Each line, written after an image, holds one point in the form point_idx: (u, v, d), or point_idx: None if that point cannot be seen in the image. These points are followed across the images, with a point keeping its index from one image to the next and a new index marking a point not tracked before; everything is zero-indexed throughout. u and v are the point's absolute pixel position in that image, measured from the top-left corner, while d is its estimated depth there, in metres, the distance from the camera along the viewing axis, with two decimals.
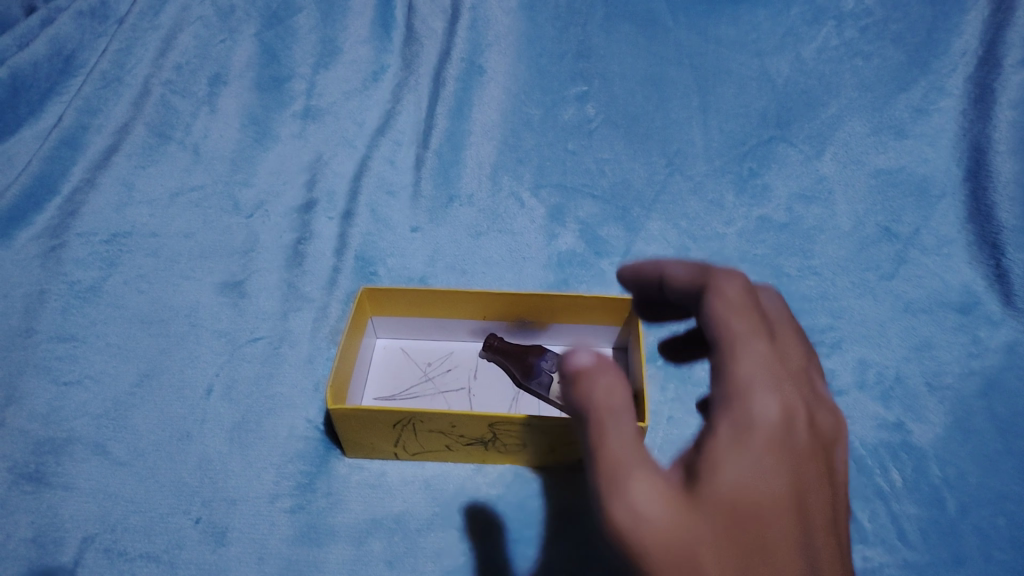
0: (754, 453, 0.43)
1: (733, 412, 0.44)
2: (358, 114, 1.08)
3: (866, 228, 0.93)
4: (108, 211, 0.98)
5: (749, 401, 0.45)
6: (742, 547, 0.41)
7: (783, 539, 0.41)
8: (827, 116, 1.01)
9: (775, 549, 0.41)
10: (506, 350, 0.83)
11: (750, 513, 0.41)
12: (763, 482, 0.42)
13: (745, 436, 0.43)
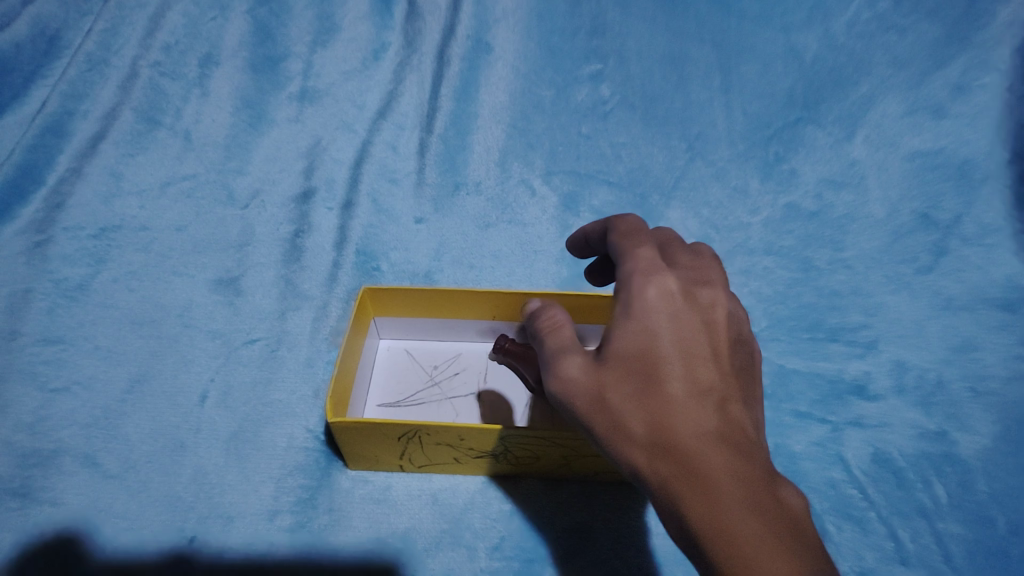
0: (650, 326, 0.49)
1: (626, 296, 0.51)
2: (358, 95, 1.02)
3: (902, 215, 0.86)
4: (96, 203, 0.93)
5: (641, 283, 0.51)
6: (652, 408, 0.47)
7: (687, 394, 0.48)
8: (859, 96, 0.93)
9: (679, 402, 0.47)
10: (517, 352, 0.74)
11: (652, 375, 0.48)
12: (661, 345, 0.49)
13: (640, 313, 0.50)
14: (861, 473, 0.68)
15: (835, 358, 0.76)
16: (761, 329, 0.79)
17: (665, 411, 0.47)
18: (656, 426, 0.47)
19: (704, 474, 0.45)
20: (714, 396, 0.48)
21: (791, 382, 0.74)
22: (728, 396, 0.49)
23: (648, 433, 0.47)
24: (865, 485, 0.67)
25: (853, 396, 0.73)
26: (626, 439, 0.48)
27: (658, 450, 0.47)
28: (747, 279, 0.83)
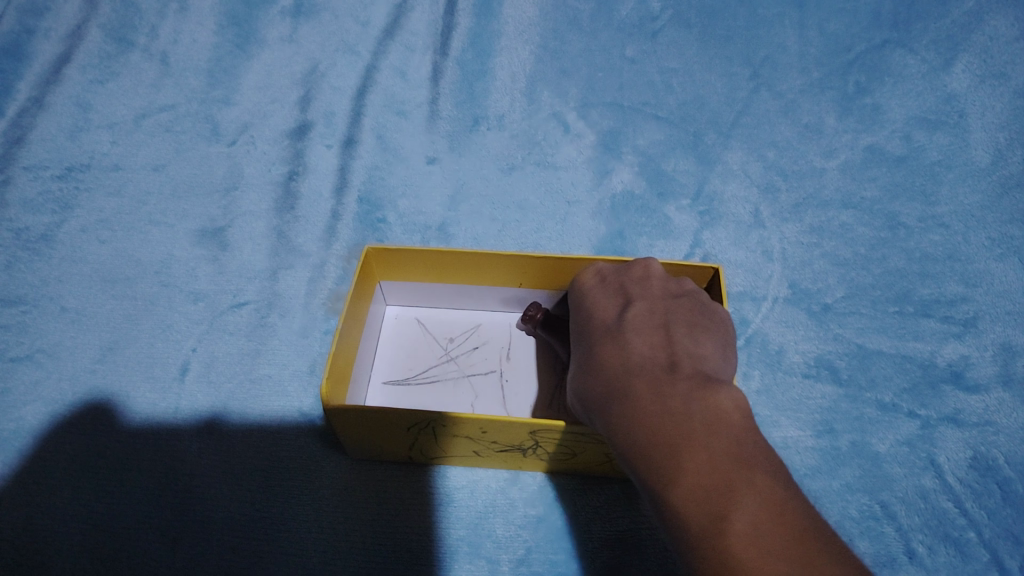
0: (588, 307, 0.53)
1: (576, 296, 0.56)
2: (361, 11, 0.87)
3: (1008, 164, 0.73)
4: (61, 138, 0.81)
5: (586, 282, 0.56)
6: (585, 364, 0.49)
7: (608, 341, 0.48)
8: (963, 14, 0.80)
9: (602, 350, 0.48)
10: (551, 324, 0.64)
11: (587, 339, 0.50)
12: (596, 317, 0.52)
13: (583, 302, 0.54)
14: (960, 483, 0.56)
15: (927, 339, 0.64)
16: (837, 300, 0.67)
17: (589, 363, 0.48)
18: (585, 370, 0.48)
19: (623, 401, 0.43)
20: (639, 332, 0.48)
21: (873, 365, 0.62)
22: (655, 330, 0.48)
23: (582, 379, 0.48)
24: (964, 499, 0.56)
25: (948, 386, 0.61)
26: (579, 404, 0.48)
27: (588, 391, 0.47)
28: (820, 239, 0.71)
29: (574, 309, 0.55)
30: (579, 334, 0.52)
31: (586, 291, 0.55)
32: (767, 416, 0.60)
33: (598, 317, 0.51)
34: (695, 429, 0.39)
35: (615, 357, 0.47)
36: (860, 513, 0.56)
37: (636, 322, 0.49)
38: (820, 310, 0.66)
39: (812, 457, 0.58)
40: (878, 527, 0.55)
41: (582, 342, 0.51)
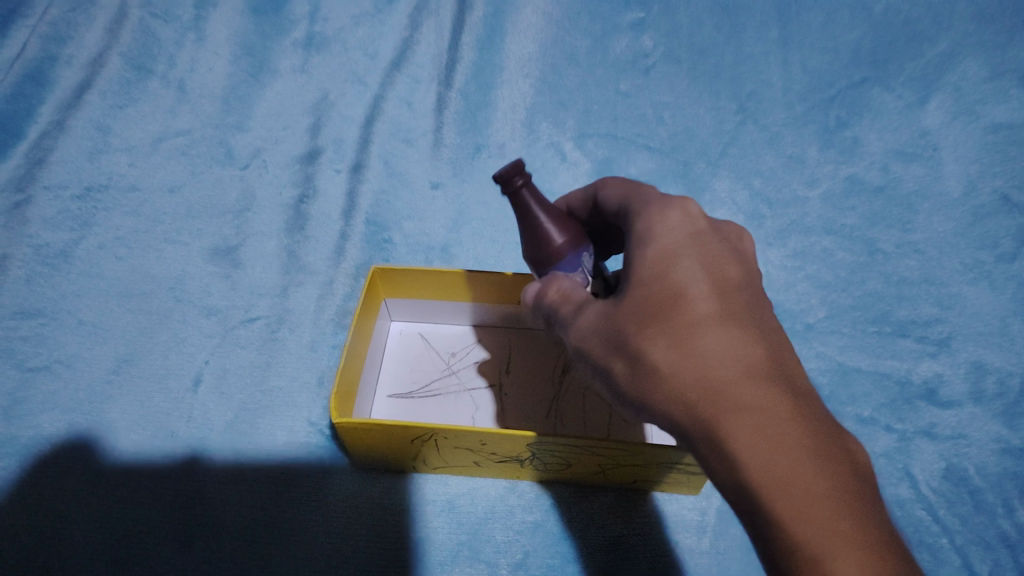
0: (676, 269, 0.43)
1: (652, 239, 0.45)
2: (370, 43, 0.92)
3: (981, 194, 0.77)
4: (80, 160, 0.84)
5: (663, 226, 0.45)
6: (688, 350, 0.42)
7: (727, 335, 0.42)
8: (937, 54, 0.85)
9: (719, 347, 0.42)
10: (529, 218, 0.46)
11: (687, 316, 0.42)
12: (692, 286, 0.43)
13: (667, 255, 0.44)
14: (934, 492, 0.60)
15: (904, 357, 0.67)
16: (819, 320, 0.70)
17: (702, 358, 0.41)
18: (686, 356, 0.41)
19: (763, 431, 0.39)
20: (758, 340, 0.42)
21: (853, 382, 0.66)
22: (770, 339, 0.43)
23: (678, 367, 0.41)
24: (937, 507, 0.59)
25: (923, 401, 0.64)
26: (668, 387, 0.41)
27: (691, 386, 0.41)
28: (803, 263, 0.75)
29: (647, 255, 0.44)
30: (665, 300, 0.43)
31: (667, 238, 0.45)
32: None
33: (694, 291, 0.43)
34: (835, 492, 0.38)
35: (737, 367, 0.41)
36: None
37: (749, 317, 0.43)
38: (803, 329, 0.70)
39: None
40: None
41: (674, 316, 0.42)
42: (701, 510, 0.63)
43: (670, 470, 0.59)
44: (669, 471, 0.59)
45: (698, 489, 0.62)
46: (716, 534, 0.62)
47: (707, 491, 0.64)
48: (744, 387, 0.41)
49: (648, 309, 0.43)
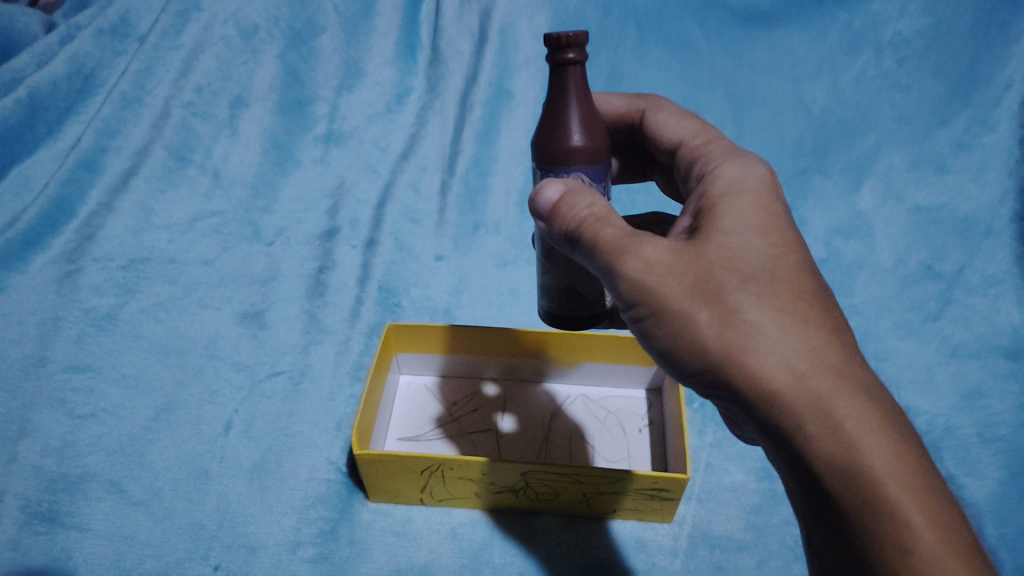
0: (768, 240, 0.50)
1: (740, 199, 0.52)
2: (383, 138, 1.08)
3: (908, 265, 0.92)
4: (126, 236, 0.96)
5: (745, 192, 0.52)
6: (781, 313, 0.47)
7: (815, 308, 0.48)
8: (866, 147, 1.01)
9: (806, 313, 0.48)
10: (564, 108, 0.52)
11: (778, 280, 0.48)
12: (777, 253, 0.49)
13: (753, 216, 0.51)
14: None
15: None
16: None
17: (794, 324, 0.47)
18: (786, 324, 0.47)
19: (854, 402, 0.45)
20: (834, 312, 0.49)
21: None
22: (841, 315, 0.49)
23: (778, 333, 0.47)
24: None
25: None
26: (761, 347, 0.46)
27: (791, 357, 0.46)
28: None
29: (735, 214, 0.51)
30: (761, 271, 0.48)
31: (753, 203, 0.51)
32: (718, 463, 0.78)
33: (787, 269, 0.49)
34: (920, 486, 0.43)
35: (820, 338, 0.47)
36: (795, 541, 0.72)
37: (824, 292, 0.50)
38: None
39: (755, 496, 0.75)
40: None
41: (768, 281, 0.48)
42: (674, 535, 0.72)
43: (645, 496, 0.68)
44: (645, 499, 0.69)
45: (670, 517, 0.71)
46: (688, 555, 0.70)
47: (679, 519, 0.73)
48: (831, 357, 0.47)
49: (741, 268, 0.48)
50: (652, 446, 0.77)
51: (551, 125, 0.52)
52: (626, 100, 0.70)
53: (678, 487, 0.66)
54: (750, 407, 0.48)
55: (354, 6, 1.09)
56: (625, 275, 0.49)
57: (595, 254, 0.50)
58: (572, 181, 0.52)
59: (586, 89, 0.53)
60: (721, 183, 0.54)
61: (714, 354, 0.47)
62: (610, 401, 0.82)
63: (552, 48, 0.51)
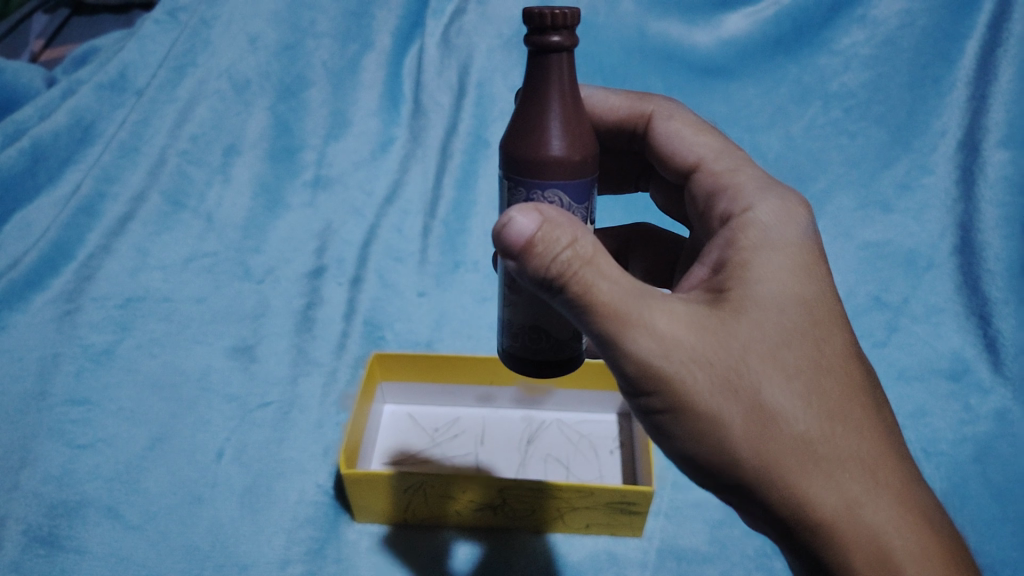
0: (805, 325, 0.49)
1: (771, 265, 0.50)
2: (368, 184, 1.15)
3: (857, 297, 1.01)
4: (122, 276, 1.01)
5: (777, 254, 0.51)
6: (823, 416, 0.47)
7: (854, 409, 0.49)
8: (818, 190, 1.10)
9: (847, 412, 0.48)
10: (545, 104, 0.49)
11: (815, 372, 0.48)
12: (814, 339, 0.49)
13: (789, 293, 0.49)
14: None
15: None
16: None
17: (836, 431, 0.47)
18: (829, 431, 0.47)
19: (896, 520, 0.47)
20: (870, 406, 0.50)
21: None
22: (873, 405, 0.50)
23: (823, 445, 0.47)
24: None
25: None
26: (806, 461, 0.46)
27: (839, 475, 0.47)
28: None
29: (770, 286, 0.49)
30: (802, 367, 0.48)
31: (786, 271, 0.50)
32: (684, 482, 0.84)
33: (827, 358, 0.49)
34: None
35: (862, 444, 0.48)
36: (756, 552, 0.76)
37: (854, 378, 0.50)
38: None
39: (719, 511, 0.80)
40: (769, 561, 0.76)
41: (811, 384, 0.48)
42: (643, 549, 0.76)
43: (615, 509, 0.73)
44: (615, 512, 0.73)
45: (640, 531, 0.76)
46: (656, 567, 0.75)
47: (648, 534, 0.78)
48: (873, 462, 0.48)
49: (780, 361, 0.47)
50: (623, 465, 0.82)
51: (527, 125, 0.50)
52: (633, 104, 0.71)
53: (645, 500, 0.71)
54: (788, 525, 0.48)
55: (342, 59, 1.14)
56: (636, 361, 0.45)
57: (599, 332, 0.45)
58: (546, 210, 0.45)
59: (570, 87, 0.50)
60: (750, 240, 0.52)
61: (749, 462, 0.46)
62: (583, 425, 0.87)
63: (536, 30, 0.48)
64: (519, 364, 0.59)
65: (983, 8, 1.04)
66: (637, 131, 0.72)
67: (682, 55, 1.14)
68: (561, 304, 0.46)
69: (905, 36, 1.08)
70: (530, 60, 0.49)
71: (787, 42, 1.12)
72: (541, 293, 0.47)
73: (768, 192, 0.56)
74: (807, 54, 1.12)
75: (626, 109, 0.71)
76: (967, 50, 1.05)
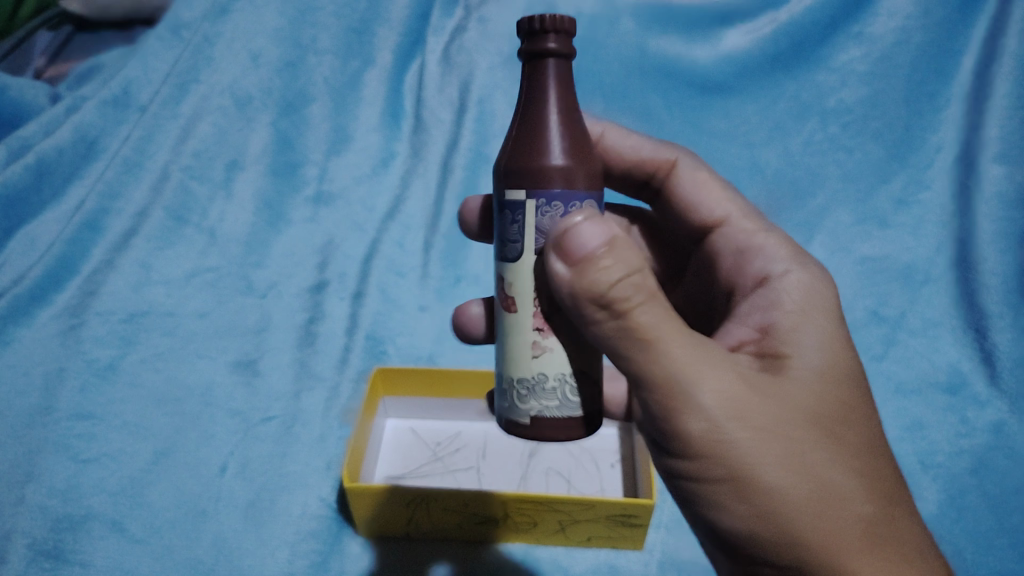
0: (850, 401, 0.51)
1: (814, 338, 0.53)
2: (370, 200, 1.15)
3: (854, 311, 1.03)
4: (126, 291, 1.02)
5: (817, 327, 0.54)
6: (876, 495, 0.48)
7: (897, 492, 0.50)
8: (815, 206, 1.11)
9: (892, 495, 0.49)
10: (543, 109, 0.50)
11: (862, 448, 0.49)
12: (864, 418, 0.51)
13: (833, 367, 0.52)
14: None
15: None
16: None
17: (891, 513, 0.48)
18: (880, 510, 0.48)
19: None
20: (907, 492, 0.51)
21: None
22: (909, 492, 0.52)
23: (876, 525, 0.47)
24: None
25: None
26: (864, 541, 0.46)
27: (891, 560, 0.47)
28: None
29: (816, 359, 0.52)
30: (852, 442, 0.49)
31: (828, 345, 0.53)
32: None
33: (870, 437, 0.51)
34: None
35: (908, 529, 0.49)
36: None
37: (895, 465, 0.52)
38: None
39: None
40: None
41: (861, 460, 0.49)
42: (645, 561, 0.77)
43: (617, 522, 0.73)
44: (616, 525, 0.74)
45: (641, 543, 0.77)
46: None
47: (649, 546, 0.78)
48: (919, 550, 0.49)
49: (837, 438, 0.48)
50: (624, 478, 0.82)
51: (527, 131, 0.50)
52: (656, 149, 0.71)
53: (647, 513, 0.72)
54: None
55: (343, 76, 1.15)
56: (698, 421, 0.45)
57: (659, 387, 0.46)
58: (611, 227, 0.46)
59: (565, 91, 0.51)
60: (792, 310, 0.56)
61: (808, 537, 0.46)
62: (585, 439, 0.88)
63: (528, 37, 0.50)
64: (547, 430, 0.54)
65: (977, 25, 1.06)
66: (652, 179, 0.72)
67: (681, 71, 1.15)
68: (613, 340, 0.46)
69: (902, 53, 1.08)
70: (530, 67, 0.52)
71: (785, 60, 1.13)
72: (591, 323, 0.47)
73: (800, 261, 0.60)
74: (805, 71, 1.13)
75: (649, 152, 0.71)
76: (962, 67, 1.07)
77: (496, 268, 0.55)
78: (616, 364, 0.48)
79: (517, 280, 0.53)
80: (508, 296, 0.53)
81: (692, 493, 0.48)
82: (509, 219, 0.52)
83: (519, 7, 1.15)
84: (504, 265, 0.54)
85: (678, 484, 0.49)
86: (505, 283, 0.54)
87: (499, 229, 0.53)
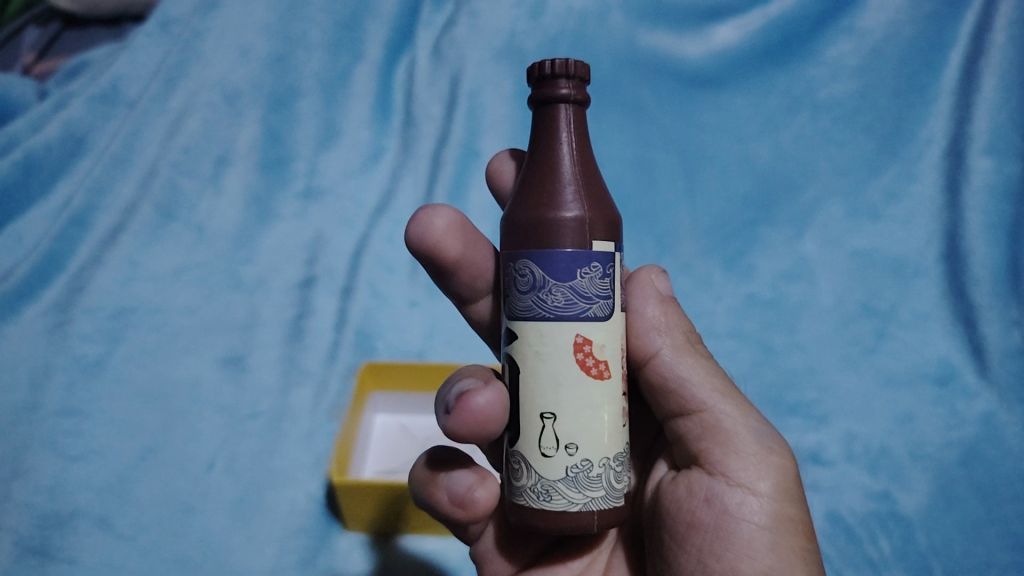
0: None
1: None
2: (359, 194, 1.13)
3: (846, 305, 1.03)
4: (113, 288, 1.01)
5: None
6: None
7: None
8: (807, 200, 1.09)
9: None
10: (578, 153, 0.52)
11: None
12: None
13: None
14: (849, 519, 0.85)
15: (794, 430, 0.94)
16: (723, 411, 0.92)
17: None
18: None
19: None
20: None
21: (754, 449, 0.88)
22: None
23: None
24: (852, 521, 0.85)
25: (810, 463, 0.90)
26: None
27: None
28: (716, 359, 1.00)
29: None
30: None
31: None
32: None
33: None
34: None
35: None
36: None
37: None
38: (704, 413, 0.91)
39: None
40: None
41: None
42: None
43: None
44: None
45: None
46: None
47: None
48: None
49: None
50: None
51: (561, 175, 0.51)
52: None
53: None
54: None
55: (332, 70, 1.14)
56: (778, 457, 0.54)
57: (747, 423, 0.54)
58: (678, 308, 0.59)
59: (581, 133, 0.53)
60: None
61: None
62: None
63: (548, 80, 0.52)
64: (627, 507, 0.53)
65: (965, 20, 1.07)
66: None
67: (669, 66, 1.15)
68: (703, 377, 0.55)
69: (891, 48, 1.10)
70: (551, 115, 0.52)
71: (775, 52, 1.13)
72: (681, 360, 0.56)
73: None
74: (795, 65, 1.13)
75: None
76: (951, 60, 1.07)
77: (570, 332, 0.50)
78: (701, 401, 0.55)
79: (610, 341, 0.51)
80: (600, 361, 0.50)
81: (773, 540, 0.51)
82: (596, 272, 0.50)
83: (508, 3, 1.16)
84: (594, 327, 0.50)
85: (751, 530, 0.51)
86: (594, 347, 0.50)
87: (578, 284, 0.50)
